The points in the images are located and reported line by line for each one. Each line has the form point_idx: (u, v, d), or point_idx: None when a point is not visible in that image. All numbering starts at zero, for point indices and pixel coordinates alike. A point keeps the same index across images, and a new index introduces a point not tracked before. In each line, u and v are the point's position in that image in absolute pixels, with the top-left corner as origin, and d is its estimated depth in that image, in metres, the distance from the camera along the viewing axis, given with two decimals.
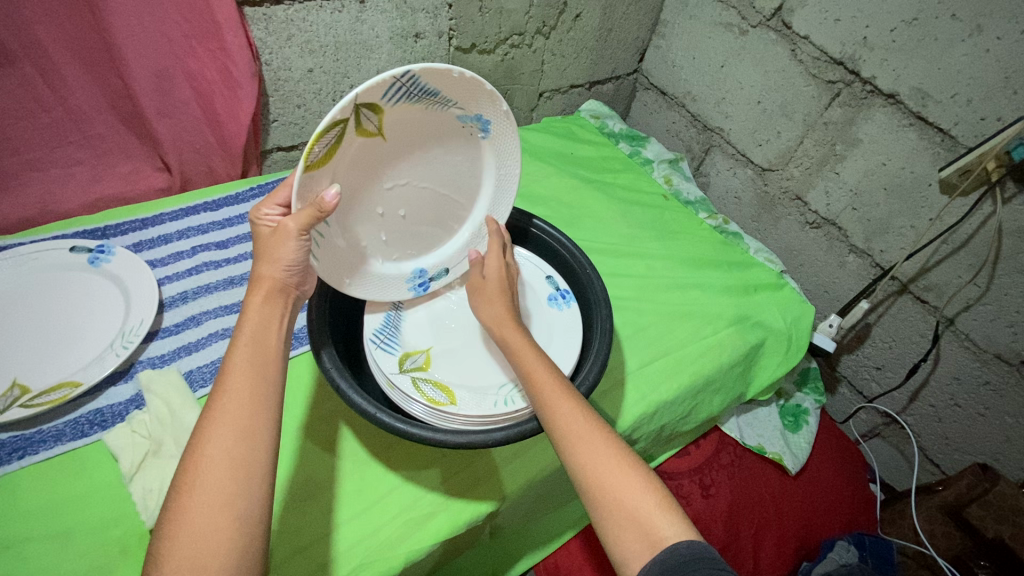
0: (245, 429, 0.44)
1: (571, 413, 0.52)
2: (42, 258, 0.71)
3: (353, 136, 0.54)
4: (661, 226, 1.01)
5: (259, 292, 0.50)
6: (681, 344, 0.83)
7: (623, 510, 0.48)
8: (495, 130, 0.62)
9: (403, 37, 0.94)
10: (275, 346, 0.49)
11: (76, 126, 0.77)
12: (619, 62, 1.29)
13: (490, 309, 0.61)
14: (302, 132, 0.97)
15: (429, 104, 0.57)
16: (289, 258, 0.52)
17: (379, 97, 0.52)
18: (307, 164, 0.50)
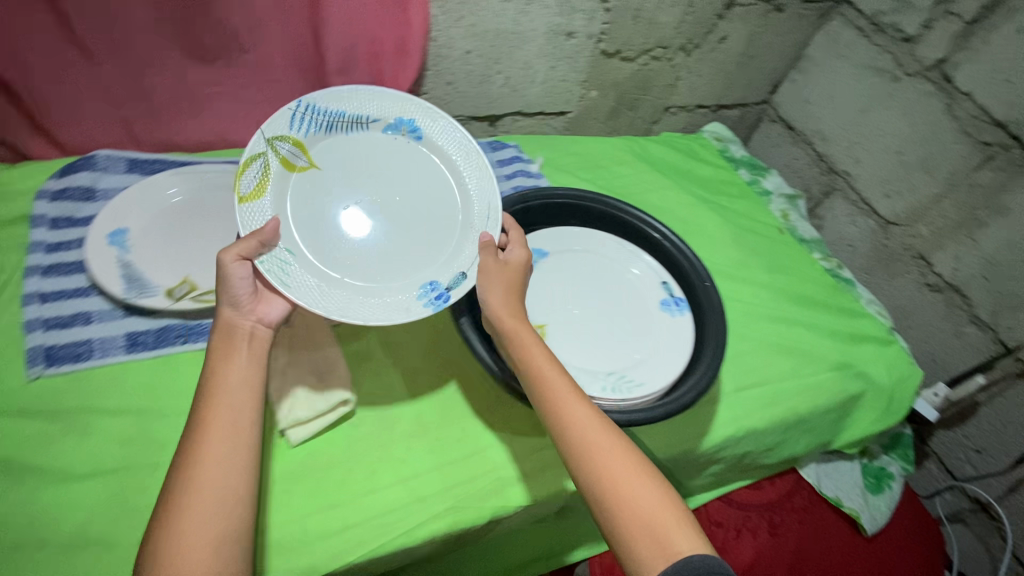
0: (221, 455, 0.51)
1: (583, 422, 0.54)
2: (215, 177, 0.79)
3: (283, 171, 0.64)
4: (773, 259, 1.00)
5: (218, 338, 0.57)
6: (778, 377, 0.82)
7: (638, 521, 0.50)
8: (421, 123, 0.70)
9: (557, 34, 0.98)
10: (246, 373, 0.56)
11: (261, 71, 0.87)
12: (750, 90, 1.28)
13: (500, 300, 0.61)
14: (444, 108, 1.03)
15: (344, 126, 0.67)
16: (242, 286, 0.57)
17: (288, 129, 0.63)
18: (238, 198, 0.60)
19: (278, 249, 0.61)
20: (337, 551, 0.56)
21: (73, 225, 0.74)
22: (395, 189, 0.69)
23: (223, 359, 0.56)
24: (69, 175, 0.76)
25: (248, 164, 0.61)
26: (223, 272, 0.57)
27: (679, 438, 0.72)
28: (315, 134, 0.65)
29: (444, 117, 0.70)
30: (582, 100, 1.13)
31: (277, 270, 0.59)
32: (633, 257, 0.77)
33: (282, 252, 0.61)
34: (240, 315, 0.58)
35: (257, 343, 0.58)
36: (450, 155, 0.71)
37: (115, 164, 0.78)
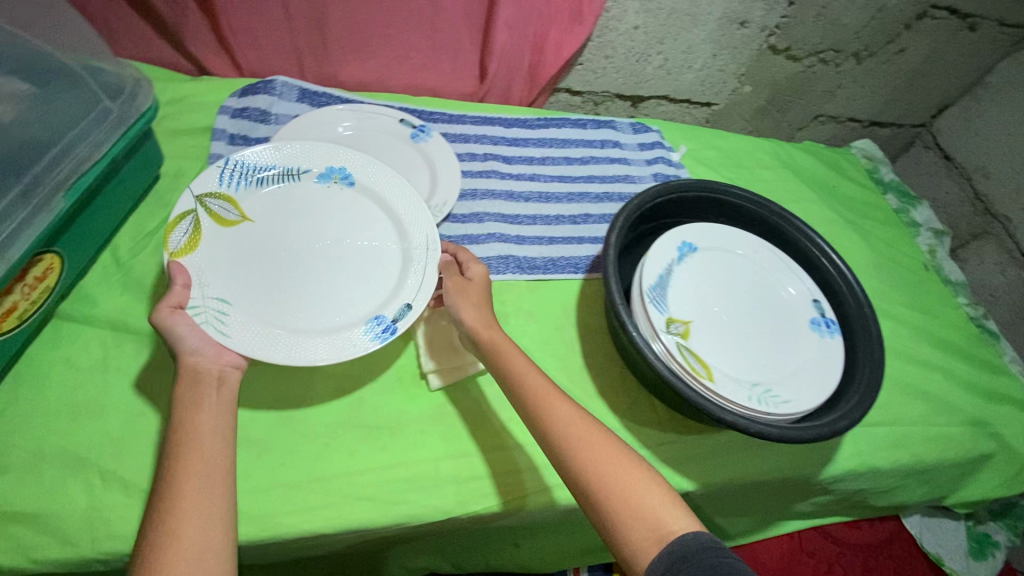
0: (209, 476, 0.48)
1: (563, 417, 0.54)
2: (379, 119, 0.81)
3: (215, 228, 0.60)
4: (915, 296, 0.93)
5: (183, 387, 0.51)
6: (910, 421, 0.77)
7: (631, 509, 0.49)
8: (352, 167, 0.67)
9: (730, 21, 0.93)
10: (219, 422, 0.51)
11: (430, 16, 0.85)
12: (913, 110, 1.18)
13: (472, 313, 0.61)
14: (594, 82, 1.00)
15: (277, 180, 0.64)
16: (188, 334, 0.53)
17: (216, 186, 0.61)
18: (171, 254, 0.57)
19: (213, 297, 0.56)
20: (466, 499, 0.58)
21: (248, 144, 0.76)
22: (353, 234, 0.64)
23: (188, 410, 0.50)
24: (249, 96, 0.79)
25: (178, 221, 0.58)
26: (163, 329, 0.52)
27: (802, 463, 0.70)
28: (247, 189, 0.63)
29: (376, 163, 0.67)
30: (732, 94, 1.08)
31: (214, 319, 0.55)
32: (786, 267, 0.73)
33: (218, 301, 0.56)
34: (206, 360, 0.53)
35: (226, 390, 0.53)
36: (393, 194, 0.66)
37: (289, 91, 0.81)
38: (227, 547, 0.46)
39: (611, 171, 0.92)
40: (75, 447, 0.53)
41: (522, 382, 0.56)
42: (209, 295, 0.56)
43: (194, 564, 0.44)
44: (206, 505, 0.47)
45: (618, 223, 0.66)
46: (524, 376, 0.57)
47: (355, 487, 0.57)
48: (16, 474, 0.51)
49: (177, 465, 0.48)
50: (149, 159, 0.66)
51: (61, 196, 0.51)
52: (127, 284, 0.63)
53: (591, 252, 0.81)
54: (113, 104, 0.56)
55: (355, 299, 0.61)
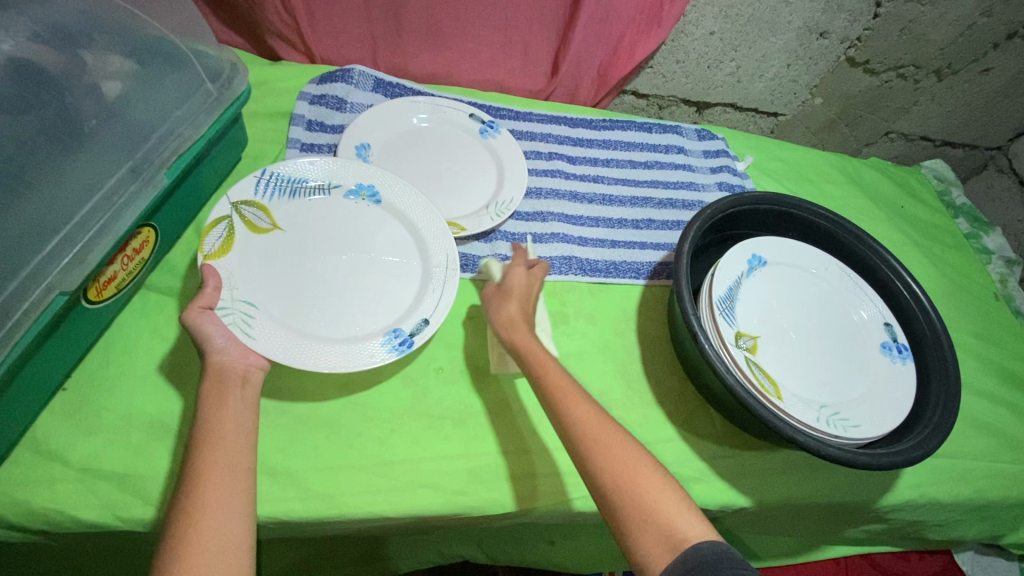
0: (233, 471, 0.47)
1: (580, 414, 0.52)
2: (448, 114, 0.82)
3: (246, 233, 0.60)
4: (984, 325, 0.90)
5: (209, 382, 0.51)
6: (975, 455, 0.75)
7: (645, 515, 0.47)
8: (378, 185, 0.68)
9: (810, 31, 0.91)
10: (242, 419, 0.50)
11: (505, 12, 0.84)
12: (990, 132, 1.13)
13: (507, 310, 0.60)
14: (662, 86, 0.99)
15: (310, 192, 0.65)
16: (217, 334, 0.52)
17: (252, 194, 0.62)
18: (204, 255, 0.57)
19: (242, 300, 0.56)
20: (525, 496, 0.59)
21: (324, 130, 0.77)
22: (376, 248, 0.65)
23: (213, 405, 0.49)
24: (327, 83, 0.80)
25: (212, 226, 0.59)
26: (192, 329, 0.52)
27: (861, 488, 0.68)
28: (279, 198, 0.64)
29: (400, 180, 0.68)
30: (802, 105, 1.06)
31: (240, 321, 0.55)
32: (858, 288, 0.71)
33: (246, 303, 0.56)
34: (233, 358, 0.52)
35: (251, 386, 0.52)
36: (416, 216, 0.67)
37: (365, 80, 0.82)
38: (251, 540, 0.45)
39: (675, 177, 0.91)
40: (159, 413, 0.55)
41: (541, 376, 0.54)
42: (237, 297, 0.56)
43: (219, 552, 0.43)
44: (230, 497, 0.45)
45: (691, 231, 0.66)
46: (544, 368, 0.55)
47: (418, 475, 0.58)
48: (106, 434, 0.54)
49: (200, 457, 0.46)
50: (234, 142, 0.68)
51: (165, 172, 0.54)
52: (209, 261, 0.65)
53: (653, 259, 0.80)
54: (213, 87, 0.59)
55: (374, 310, 0.61)
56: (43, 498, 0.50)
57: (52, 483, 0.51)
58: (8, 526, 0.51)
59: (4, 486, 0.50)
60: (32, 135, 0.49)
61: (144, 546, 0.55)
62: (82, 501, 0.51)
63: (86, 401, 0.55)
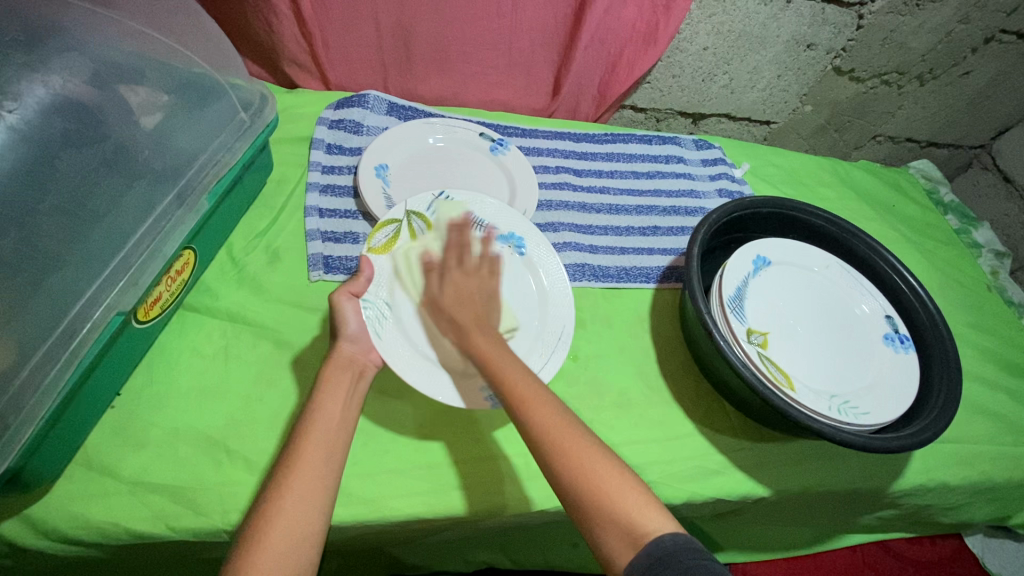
0: (329, 451, 0.52)
1: (542, 419, 0.52)
2: (460, 134, 0.86)
3: (409, 242, 0.67)
4: (979, 315, 0.94)
5: (334, 366, 0.57)
6: (979, 439, 0.78)
7: (607, 516, 0.48)
8: (528, 241, 0.72)
9: (797, 44, 0.96)
10: (349, 412, 0.55)
11: (509, 35, 0.88)
12: (972, 132, 1.19)
13: (450, 296, 0.61)
14: (659, 100, 1.04)
15: (469, 225, 0.71)
16: (354, 322, 0.60)
17: (425, 208, 0.69)
18: (369, 248, 0.65)
19: (382, 301, 0.63)
20: (555, 493, 0.61)
21: (343, 153, 0.81)
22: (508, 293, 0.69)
23: (328, 392, 0.56)
24: (344, 108, 0.84)
25: (385, 225, 0.67)
26: (335, 308, 0.60)
27: (872, 474, 0.71)
28: (450, 221, 0.70)
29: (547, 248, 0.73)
30: (793, 112, 1.11)
31: (376, 320, 0.62)
32: (858, 283, 0.75)
33: (385, 306, 0.63)
34: (359, 350, 0.59)
35: (363, 383, 0.58)
36: (548, 282, 0.71)
37: (380, 105, 0.86)
38: (322, 527, 0.49)
39: (676, 186, 0.95)
40: (203, 427, 0.58)
41: (507, 385, 0.54)
42: (380, 298, 0.63)
43: (296, 524, 0.48)
44: (319, 484, 0.50)
45: (699, 235, 0.70)
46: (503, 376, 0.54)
47: (453, 477, 0.61)
48: (153, 449, 0.56)
49: (303, 440, 0.52)
50: (260, 167, 0.72)
51: (206, 198, 0.57)
52: (242, 281, 0.68)
53: (661, 263, 0.84)
54: (246, 116, 0.62)
55: None
56: (98, 511, 0.53)
57: (105, 497, 0.53)
58: (63, 540, 0.53)
59: (59, 502, 0.53)
60: (93, 165, 0.53)
61: (191, 556, 0.58)
62: (134, 513, 0.53)
63: (133, 418, 0.57)
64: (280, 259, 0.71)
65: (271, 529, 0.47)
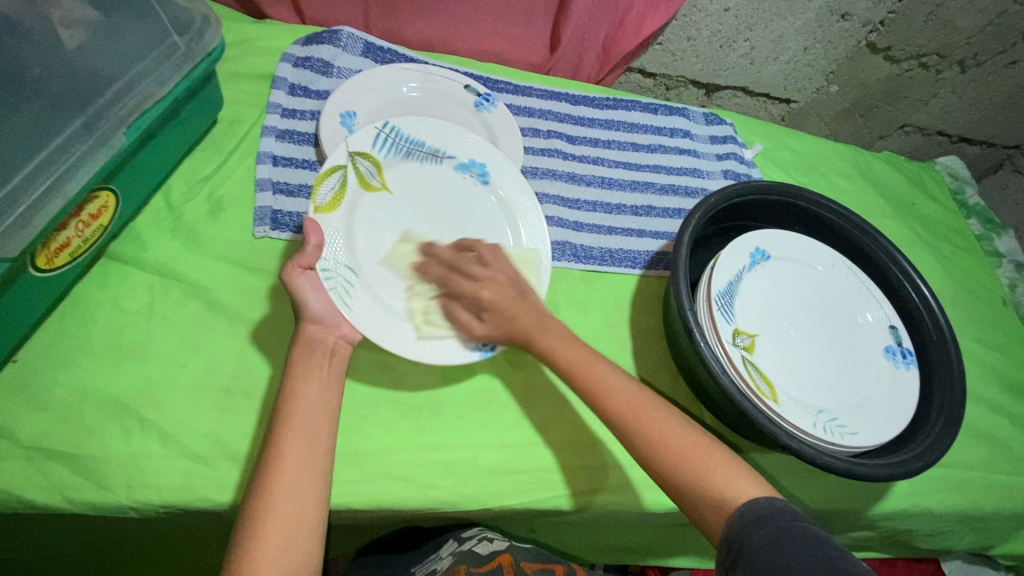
0: (314, 433, 0.48)
1: (622, 402, 0.50)
2: (440, 84, 0.76)
3: (359, 188, 0.58)
4: (989, 330, 0.86)
5: (301, 348, 0.52)
6: (974, 464, 0.72)
7: (692, 483, 0.46)
8: (490, 168, 0.65)
9: (831, 13, 0.86)
10: (326, 392, 0.51)
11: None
12: (1010, 130, 1.09)
13: (494, 325, 0.55)
14: (671, 65, 0.94)
15: (422, 157, 0.63)
16: (314, 298, 0.53)
17: (371, 147, 0.59)
18: (314, 207, 0.55)
19: (344, 264, 0.55)
20: (503, 492, 0.56)
21: (308, 96, 0.72)
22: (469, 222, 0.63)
23: (301, 375, 0.51)
24: (313, 45, 0.75)
25: (327, 174, 0.56)
26: (291, 287, 0.52)
27: (853, 496, 0.66)
28: (393, 156, 0.61)
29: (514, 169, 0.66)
30: (817, 92, 1.01)
31: (342, 289, 0.54)
32: (865, 288, 0.67)
33: (347, 269, 0.55)
34: (325, 330, 0.53)
35: (338, 361, 0.53)
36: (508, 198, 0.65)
37: (354, 44, 0.76)
38: (321, 512, 0.46)
39: (679, 163, 0.87)
40: (115, 391, 0.52)
41: (587, 372, 0.51)
42: (338, 261, 0.55)
43: (295, 510, 0.45)
44: (311, 471, 0.47)
45: (693, 221, 0.62)
46: (555, 350, 0.53)
47: (391, 466, 0.55)
48: (56, 412, 0.50)
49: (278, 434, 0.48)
50: (207, 103, 0.63)
51: (124, 131, 0.49)
52: (178, 232, 0.61)
53: (651, 248, 0.76)
54: (180, 40, 0.54)
55: None
56: None
57: None
58: None
59: None
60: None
61: (97, 531, 0.52)
62: (28, 482, 0.48)
63: (36, 376, 0.51)
64: (223, 209, 0.63)
65: (263, 516, 0.44)
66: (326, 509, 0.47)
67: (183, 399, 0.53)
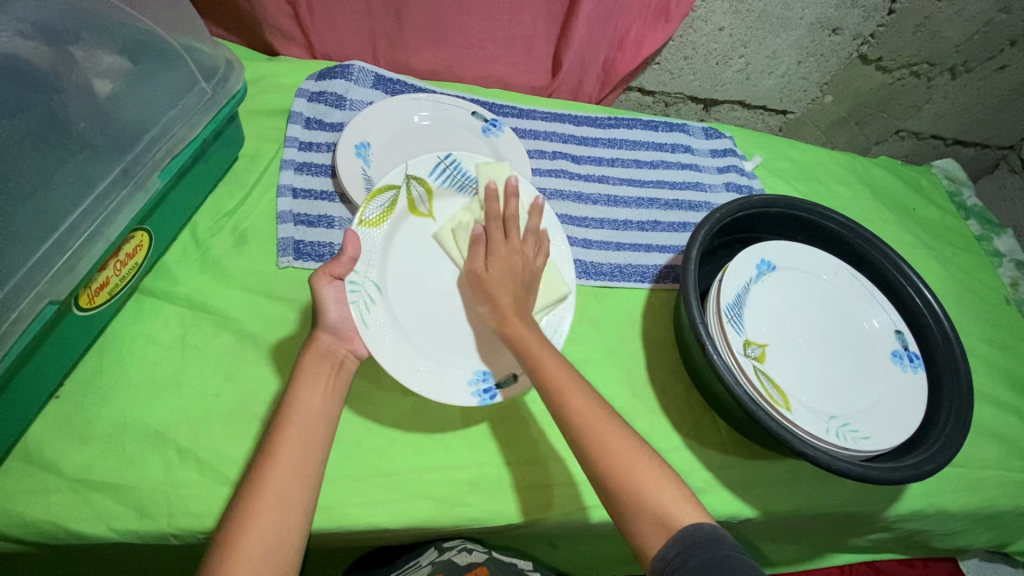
0: (308, 441, 0.51)
1: (581, 406, 0.51)
2: (448, 112, 0.79)
3: (404, 211, 0.61)
4: (992, 329, 0.88)
5: (310, 356, 0.55)
6: (986, 462, 0.73)
7: (634, 498, 0.47)
8: (536, 218, 0.66)
9: (822, 28, 0.89)
10: (329, 402, 0.53)
11: (510, 6, 0.80)
12: (1003, 131, 1.11)
13: (500, 269, 0.57)
14: (669, 83, 0.97)
15: (473, 195, 0.64)
16: (333, 307, 0.56)
17: (427, 174, 0.63)
18: (360, 219, 0.58)
19: (373, 281, 0.57)
20: (527, 507, 0.58)
21: (323, 128, 0.75)
22: None
23: (306, 382, 0.54)
24: (326, 79, 0.78)
25: (381, 193, 0.60)
26: (315, 292, 0.56)
27: (868, 499, 0.67)
28: (446, 187, 0.63)
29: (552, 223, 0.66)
30: (812, 102, 1.03)
31: (362, 304, 0.56)
32: (870, 295, 0.69)
33: (374, 286, 0.57)
34: (337, 341, 0.57)
35: (344, 373, 0.55)
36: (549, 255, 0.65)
37: (365, 77, 0.79)
38: (304, 517, 0.48)
39: (681, 178, 0.89)
40: (154, 421, 0.54)
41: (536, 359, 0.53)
42: (369, 276, 0.57)
43: (276, 513, 0.47)
44: (300, 477, 0.49)
45: (700, 235, 0.64)
46: (566, 398, 0.51)
47: (418, 485, 0.57)
48: (99, 443, 0.53)
49: (279, 434, 0.51)
50: (229, 141, 0.66)
51: (158, 175, 0.53)
52: (205, 266, 0.64)
53: (659, 262, 0.79)
54: (207, 86, 0.58)
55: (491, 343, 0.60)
56: (36, 508, 0.50)
57: (45, 494, 0.50)
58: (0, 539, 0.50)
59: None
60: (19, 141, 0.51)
61: (140, 557, 0.55)
62: (75, 513, 0.50)
63: (78, 410, 0.54)
64: (248, 242, 0.66)
65: (248, 517, 0.46)
66: (311, 516, 0.49)
67: (218, 427, 0.55)
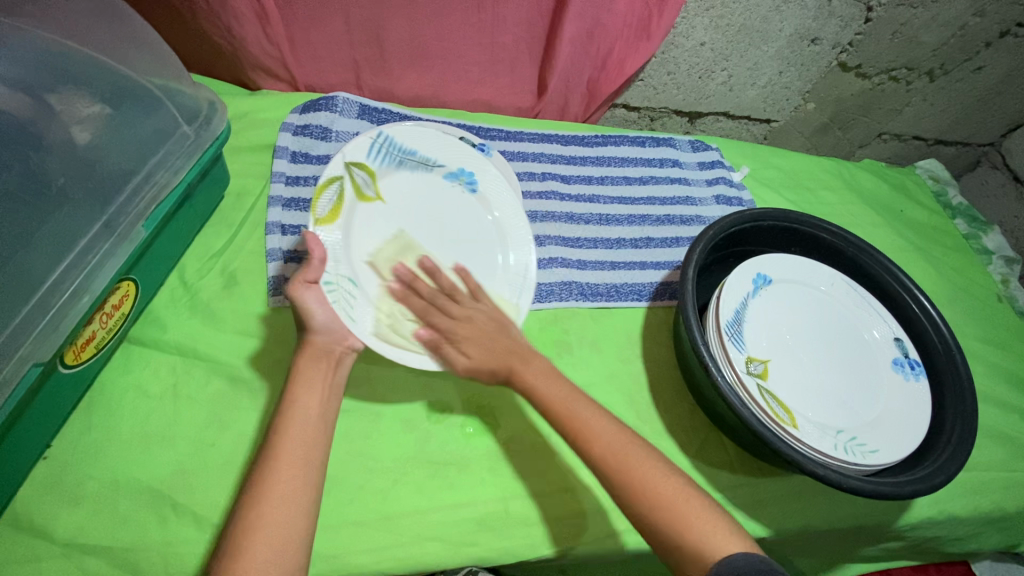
0: (308, 443, 0.49)
1: (602, 442, 0.52)
2: None
3: (355, 199, 0.61)
4: (988, 328, 0.88)
5: (307, 357, 0.54)
6: (992, 464, 0.73)
7: (672, 529, 0.47)
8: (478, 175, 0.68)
9: (801, 38, 0.90)
10: (327, 407, 0.52)
11: (492, 30, 0.80)
12: (982, 130, 1.13)
13: (469, 339, 0.57)
14: (653, 98, 0.97)
15: (415, 165, 0.65)
16: (320, 310, 0.54)
17: (366, 157, 0.62)
18: (315, 219, 0.58)
19: (346, 275, 0.57)
20: (539, 541, 0.57)
21: (309, 162, 0.74)
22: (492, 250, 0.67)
23: (303, 385, 0.52)
24: (310, 112, 0.77)
25: (325, 186, 0.59)
26: (297, 302, 0.54)
27: (878, 511, 0.67)
28: (388, 165, 0.64)
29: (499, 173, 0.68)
30: (794, 111, 1.05)
31: (344, 300, 0.56)
32: (867, 305, 0.70)
33: (350, 280, 0.57)
34: (334, 339, 0.55)
35: (342, 372, 0.55)
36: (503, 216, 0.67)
37: (350, 108, 0.78)
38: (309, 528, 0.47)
39: (671, 192, 0.89)
40: (147, 476, 0.53)
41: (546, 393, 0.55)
42: (341, 272, 0.57)
43: (280, 522, 0.45)
44: (298, 482, 0.47)
45: (699, 253, 0.64)
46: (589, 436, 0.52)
47: (424, 528, 0.56)
48: (91, 504, 0.51)
49: (277, 434, 0.49)
50: (214, 181, 0.65)
51: (142, 225, 0.53)
52: (195, 309, 0.62)
53: (654, 279, 0.78)
54: (189, 129, 0.57)
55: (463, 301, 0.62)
56: None
57: (36, 562, 0.48)
58: None
59: None
60: None
61: None
62: None
63: (67, 470, 0.52)
64: (237, 283, 0.64)
65: (252, 531, 0.44)
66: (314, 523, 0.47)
67: (215, 480, 0.53)
